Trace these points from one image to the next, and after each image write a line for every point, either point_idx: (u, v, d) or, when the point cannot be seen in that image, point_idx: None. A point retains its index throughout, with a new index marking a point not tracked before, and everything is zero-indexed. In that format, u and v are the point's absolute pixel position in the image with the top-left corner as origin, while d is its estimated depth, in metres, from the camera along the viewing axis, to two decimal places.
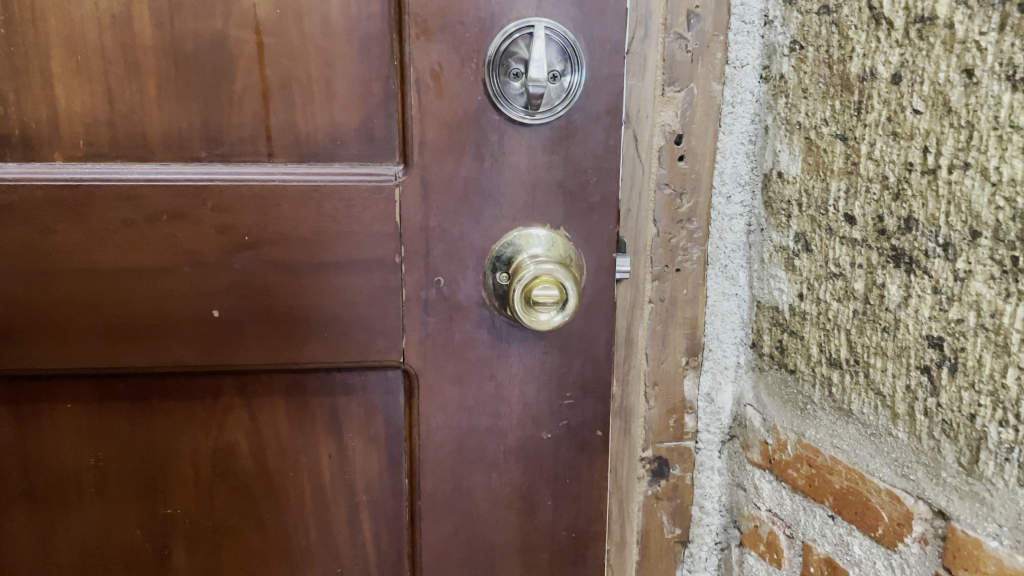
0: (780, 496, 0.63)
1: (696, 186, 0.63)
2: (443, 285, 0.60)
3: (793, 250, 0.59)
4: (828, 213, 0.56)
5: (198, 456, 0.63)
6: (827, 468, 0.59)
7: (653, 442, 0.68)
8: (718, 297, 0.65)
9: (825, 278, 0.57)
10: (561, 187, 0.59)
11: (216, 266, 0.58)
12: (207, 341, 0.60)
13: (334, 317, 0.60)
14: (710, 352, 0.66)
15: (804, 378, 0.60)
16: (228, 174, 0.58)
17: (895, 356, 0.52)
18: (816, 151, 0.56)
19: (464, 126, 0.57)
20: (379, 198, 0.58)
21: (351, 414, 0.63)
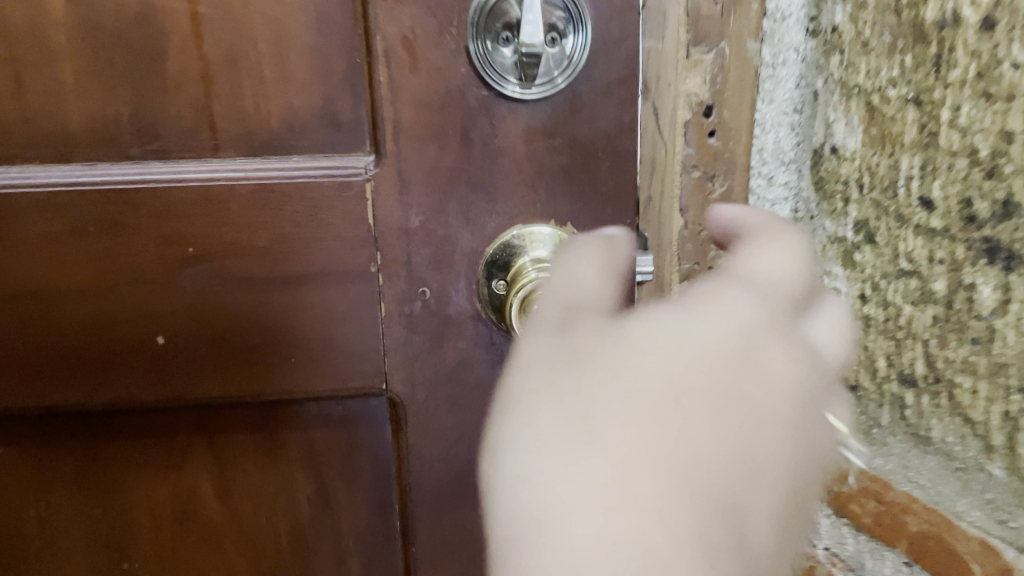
0: (841, 535, 0.52)
1: (730, 168, 0.52)
2: (430, 296, 0.50)
3: (853, 242, 0.49)
4: (899, 196, 0.45)
5: (156, 503, 0.54)
6: (900, 506, 0.47)
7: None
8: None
9: (893, 275, 0.46)
10: (567, 174, 0.49)
11: (160, 284, 0.49)
12: (153, 373, 0.50)
13: (301, 339, 0.50)
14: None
15: (869, 396, 0.50)
16: (166, 173, 0.48)
17: (989, 376, 0.42)
18: (880, 120, 0.45)
19: (447, 106, 0.47)
20: (349, 196, 0.48)
21: (331, 450, 0.54)
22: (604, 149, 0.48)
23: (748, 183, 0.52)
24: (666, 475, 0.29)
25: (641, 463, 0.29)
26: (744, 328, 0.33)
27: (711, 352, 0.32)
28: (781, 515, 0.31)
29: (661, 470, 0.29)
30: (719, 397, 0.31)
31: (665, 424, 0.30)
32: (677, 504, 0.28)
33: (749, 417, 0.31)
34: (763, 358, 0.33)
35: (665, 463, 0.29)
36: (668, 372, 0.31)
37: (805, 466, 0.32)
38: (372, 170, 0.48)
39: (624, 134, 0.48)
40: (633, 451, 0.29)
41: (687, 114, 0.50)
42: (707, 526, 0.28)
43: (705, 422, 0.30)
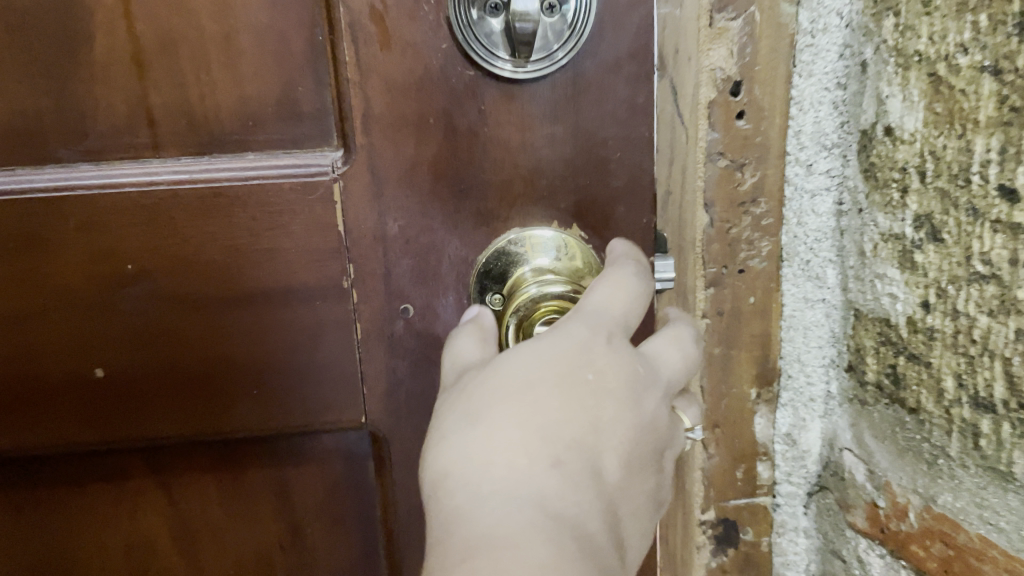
0: None
1: (761, 155, 0.45)
2: (414, 314, 0.43)
3: (913, 240, 0.40)
4: (967, 184, 0.37)
5: (107, 558, 0.47)
6: (974, 551, 0.40)
7: (716, 500, 0.51)
8: (800, 308, 0.47)
9: (964, 279, 0.38)
10: (571, 167, 0.41)
11: (95, 308, 0.41)
12: (92, 412, 0.43)
13: (264, 368, 0.43)
14: (789, 375, 0.49)
15: (934, 423, 0.41)
16: (96, 178, 0.40)
17: None
18: (947, 94, 0.37)
19: (426, 91, 0.40)
20: (314, 199, 0.41)
21: (306, 495, 0.46)
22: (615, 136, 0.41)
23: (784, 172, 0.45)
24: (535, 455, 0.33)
25: (517, 451, 0.33)
26: (598, 338, 0.36)
27: (569, 356, 0.36)
28: (640, 478, 0.37)
29: (531, 453, 0.33)
30: (578, 394, 0.35)
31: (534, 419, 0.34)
32: (546, 481, 0.33)
33: (607, 407, 0.36)
34: (615, 360, 0.36)
35: (534, 448, 0.33)
36: (536, 376, 0.35)
37: (659, 437, 0.38)
38: (342, 169, 0.41)
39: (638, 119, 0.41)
40: (514, 449, 0.33)
41: (712, 93, 0.43)
42: (573, 491, 0.33)
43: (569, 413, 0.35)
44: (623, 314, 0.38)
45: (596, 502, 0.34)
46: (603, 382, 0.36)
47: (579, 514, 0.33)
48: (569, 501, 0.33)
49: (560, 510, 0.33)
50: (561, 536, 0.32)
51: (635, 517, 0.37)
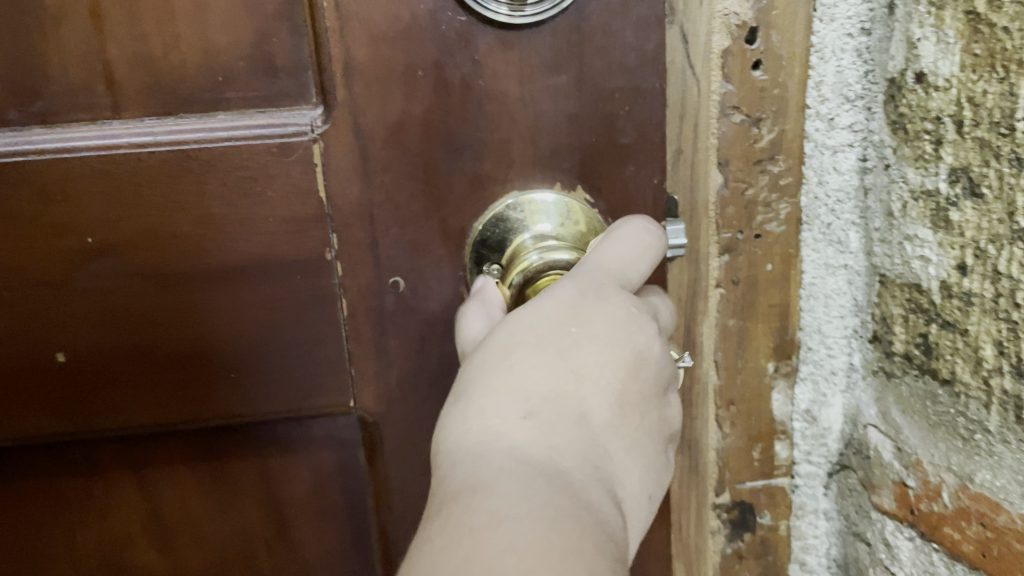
0: (931, 564, 0.40)
1: (779, 108, 0.38)
2: (404, 288, 0.39)
3: (948, 197, 0.35)
4: (1006, 133, 0.32)
5: (76, 558, 0.44)
6: (1013, 532, 0.36)
7: (730, 483, 0.45)
8: (822, 275, 0.42)
9: (1005, 237, 0.33)
10: (573, 123, 0.38)
11: (58, 288, 0.38)
12: (55, 400, 0.39)
13: (242, 349, 0.39)
14: (813, 348, 0.44)
15: (970, 395, 0.37)
16: (51, 141, 0.37)
17: None
18: (986, 33, 0.32)
19: (414, 39, 0.36)
20: (292, 163, 0.37)
21: (291, 484, 0.43)
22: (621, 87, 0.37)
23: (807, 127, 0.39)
24: (514, 413, 0.29)
25: (493, 410, 0.29)
26: (584, 291, 0.32)
27: (552, 311, 0.32)
28: (641, 430, 0.32)
29: (510, 411, 0.29)
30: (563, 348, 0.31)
31: (514, 378, 0.30)
32: (531, 439, 0.28)
33: (597, 358, 0.31)
34: (607, 311, 0.32)
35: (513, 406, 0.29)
36: (516, 338, 0.31)
37: (660, 384, 0.34)
38: (323, 128, 0.37)
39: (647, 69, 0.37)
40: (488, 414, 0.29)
41: (727, 41, 0.37)
42: (560, 447, 0.29)
43: (554, 368, 0.30)
44: (621, 270, 0.34)
45: (590, 457, 0.29)
46: (591, 334, 0.31)
47: (569, 466, 0.28)
48: (558, 457, 0.28)
49: (548, 464, 0.28)
50: (551, 489, 0.27)
51: (643, 472, 0.32)
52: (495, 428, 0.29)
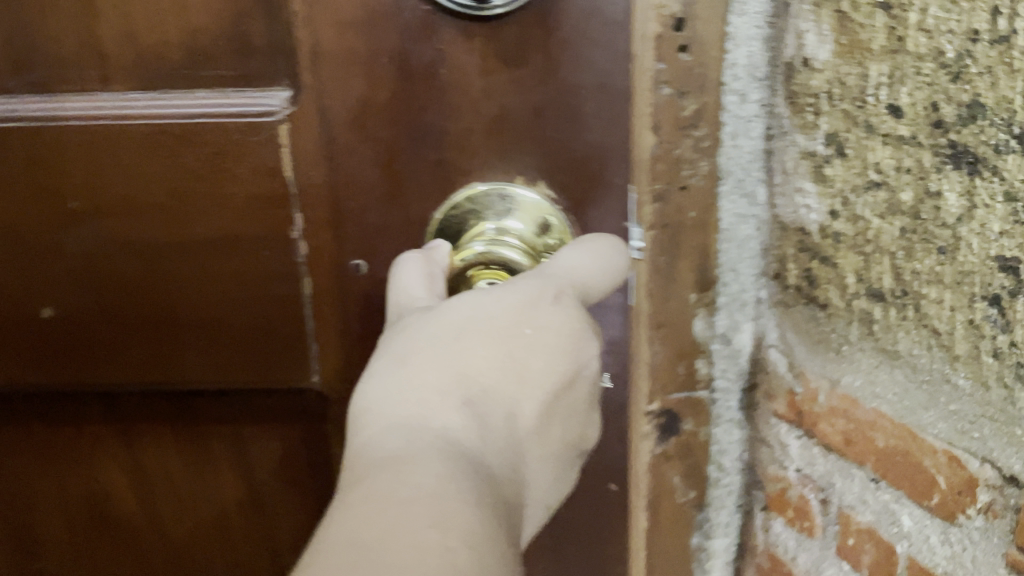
0: (811, 457, 0.45)
1: (701, 84, 0.40)
2: (365, 270, 0.43)
3: (824, 156, 0.39)
4: (874, 100, 0.35)
5: (68, 498, 0.50)
6: (869, 423, 0.41)
7: (659, 394, 0.46)
8: (735, 212, 0.44)
9: (865, 188, 0.37)
10: (530, 111, 0.41)
11: (42, 249, 0.42)
12: (42, 350, 0.44)
13: (210, 318, 0.43)
14: (727, 281, 0.45)
15: (840, 316, 0.41)
16: (44, 110, 0.40)
17: (954, 283, 0.35)
18: (851, 28, 0.35)
19: (377, 31, 0.39)
20: (259, 142, 0.41)
21: (257, 448, 0.47)
22: (578, 79, 0.40)
23: (720, 100, 0.41)
24: (450, 400, 0.37)
25: (436, 387, 0.37)
26: (545, 293, 0.39)
27: (509, 311, 0.39)
28: (551, 425, 0.41)
29: (452, 393, 0.37)
30: (510, 345, 0.39)
31: (462, 359, 0.38)
32: (455, 423, 0.37)
33: (535, 360, 0.39)
34: (561, 318, 0.39)
35: (448, 392, 0.37)
36: (473, 327, 0.39)
37: (581, 391, 0.42)
38: (291, 110, 0.40)
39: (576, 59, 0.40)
40: (432, 384, 0.37)
41: (660, 28, 0.38)
42: (477, 441, 0.37)
43: (492, 363, 0.39)
44: (585, 283, 0.40)
45: (503, 451, 0.39)
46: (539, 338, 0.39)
47: (483, 452, 0.37)
48: (474, 448, 0.37)
49: (466, 449, 0.36)
50: (466, 468, 0.35)
51: (538, 451, 0.41)
52: (430, 408, 0.37)
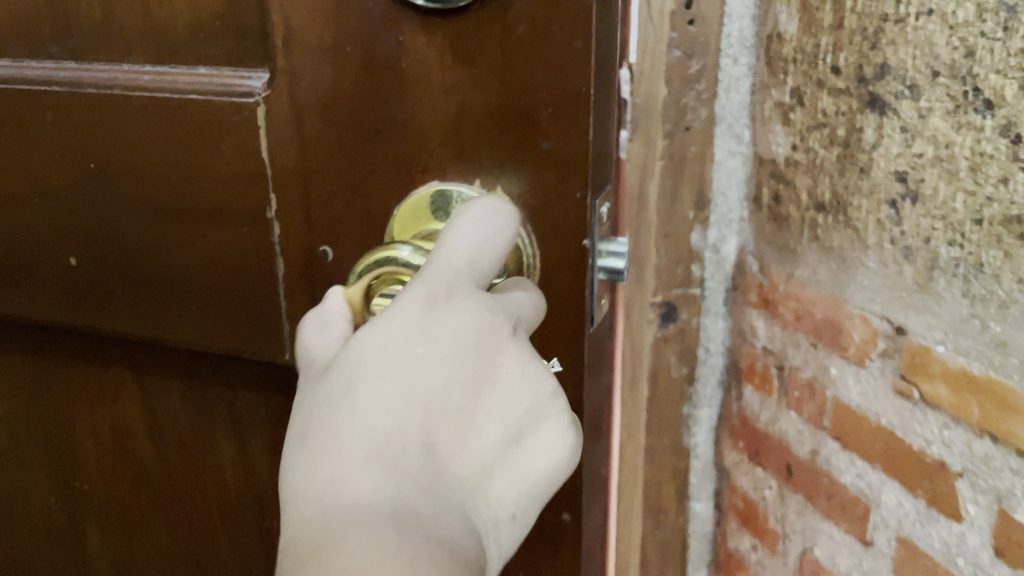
0: (871, 397, 0.32)
1: (706, 44, 0.35)
2: (331, 259, 0.29)
3: (792, 107, 0.34)
4: (838, 77, 0.31)
5: (97, 431, 0.42)
6: (838, 328, 0.33)
7: (659, 291, 0.39)
8: (725, 149, 0.37)
9: (815, 108, 0.33)
10: (496, 111, 0.25)
11: (68, 202, 0.33)
12: (66, 299, 0.35)
13: (195, 286, 0.32)
14: (714, 203, 0.38)
15: (796, 269, 0.35)
16: (73, 75, 0.31)
17: (879, 195, 0.30)
18: None
19: (345, 10, 0.25)
20: (241, 124, 0.28)
21: (255, 418, 0.38)
22: (532, 82, 0.25)
23: (716, 62, 0.36)
24: (355, 453, 0.21)
25: (334, 457, 0.21)
26: (431, 299, 0.22)
27: (393, 332, 0.22)
28: (501, 475, 0.23)
29: (347, 452, 0.21)
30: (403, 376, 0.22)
31: (336, 427, 0.22)
32: (376, 492, 0.21)
33: (448, 380, 0.22)
34: (466, 320, 0.22)
35: (357, 441, 0.21)
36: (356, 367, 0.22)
37: (541, 409, 0.24)
38: (272, 102, 0.27)
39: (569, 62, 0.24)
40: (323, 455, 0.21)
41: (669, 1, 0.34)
42: (413, 481, 0.21)
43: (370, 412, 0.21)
44: (479, 265, 0.23)
45: (441, 493, 0.22)
46: (444, 354, 0.22)
47: (421, 505, 0.21)
48: (405, 496, 0.21)
49: (402, 514, 0.20)
50: (412, 528, 0.20)
51: (488, 480, 0.23)
52: (349, 468, 0.21)
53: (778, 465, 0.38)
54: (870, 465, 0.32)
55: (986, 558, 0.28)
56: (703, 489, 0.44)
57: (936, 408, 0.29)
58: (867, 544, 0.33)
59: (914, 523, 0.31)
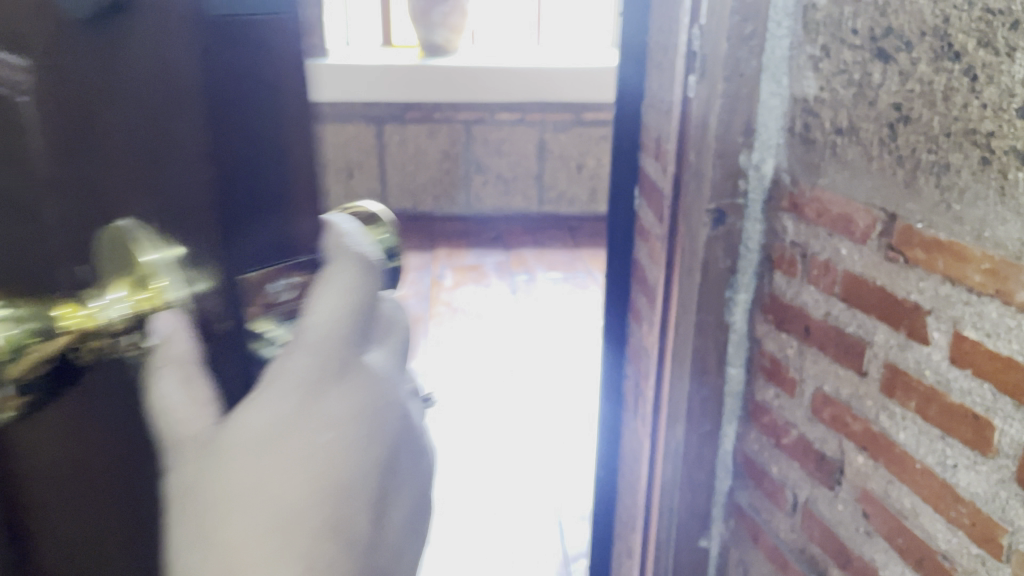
0: (870, 264, 0.45)
1: (756, 11, 0.48)
2: None
3: (822, 59, 0.47)
4: (856, 37, 0.44)
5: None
6: (848, 217, 0.46)
7: (713, 199, 0.52)
8: (769, 91, 0.50)
9: (840, 59, 0.45)
10: (142, 141, 0.23)
11: None
12: None
13: None
14: (758, 132, 0.51)
15: (821, 178, 0.48)
16: None
17: (883, 119, 0.43)
18: None
19: None
20: None
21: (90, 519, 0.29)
22: (178, 132, 0.23)
23: (766, 25, 0.49)
24: (255, 535, 0.27)
25: (232, 546, 0.27)
26: (314, 376, 0.28)
27: (261, 415, 0.27)
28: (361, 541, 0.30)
29: (252, 533, 0.27)
30: (284, 462, 0.28)
31: (231, 544, 0.27)
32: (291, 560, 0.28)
33: (308, 461, 0.29)
34: (337, 400, 0.29)
35: (252, 522, 0.27)
36: (235, 458, 0.27)
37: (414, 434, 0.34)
38: None
39: (66, 142, 0.22)
40: (218, 542, 0.27)
41: None
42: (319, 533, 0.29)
43: (253, 520, 0.27)
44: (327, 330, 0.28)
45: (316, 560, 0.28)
46: (328, 433, 0.29)
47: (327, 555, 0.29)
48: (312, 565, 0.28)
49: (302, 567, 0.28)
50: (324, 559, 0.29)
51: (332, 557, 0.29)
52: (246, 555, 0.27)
53: (799, 327, 0.51)
54: (867, 316, 0.46)
55: (945, 366, 0.41)
56: (738, 357, 0.57)
57: (914, 267, 0.42)
58: (863, 374, 0.46)
59: (896, 351, 0.44)
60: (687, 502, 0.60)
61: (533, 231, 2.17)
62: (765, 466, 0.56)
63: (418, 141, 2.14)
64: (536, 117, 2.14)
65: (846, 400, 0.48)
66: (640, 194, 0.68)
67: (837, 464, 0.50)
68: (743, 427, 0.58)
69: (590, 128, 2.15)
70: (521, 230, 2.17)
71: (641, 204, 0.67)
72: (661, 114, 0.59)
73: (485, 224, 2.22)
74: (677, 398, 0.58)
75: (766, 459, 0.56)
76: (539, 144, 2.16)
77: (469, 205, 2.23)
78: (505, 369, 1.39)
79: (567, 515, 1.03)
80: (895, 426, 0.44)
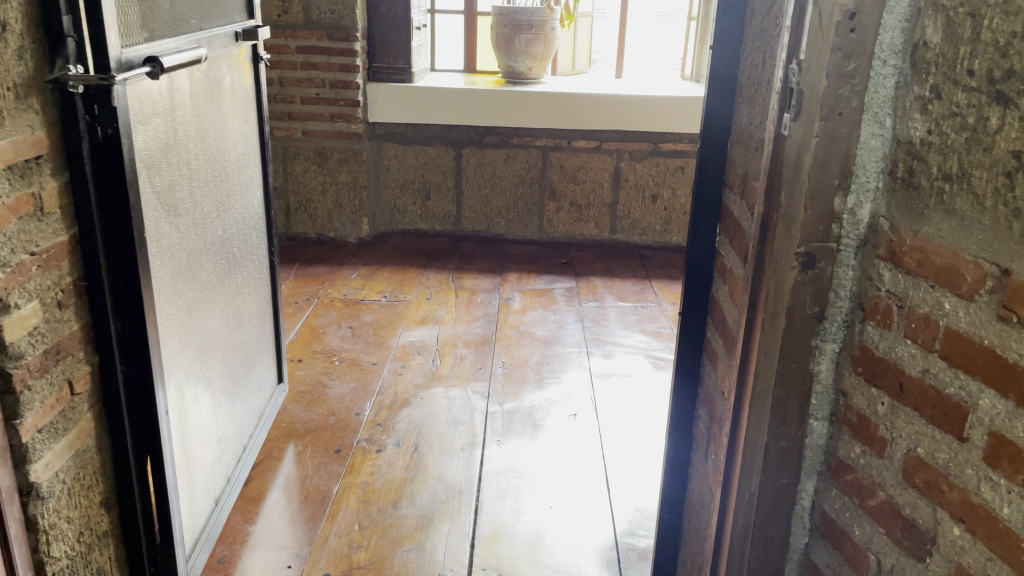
0: (977, 320, 0.42)
1: (861, 49, 0.46)
2: None
3: (932, 100, 0.44)
4: (971, 78, 0.41)
5: None
6: (954, 268, 0.43)
7: (805, 241, 0.49)
8: (869, 131, 0.47)
9: (953, 101, 0.42)
10: None
11: None
12: None
13: None
14: (855, 174, 0.48)
15: (925, 225, 0.45)
16: None
17: (1000, 166, 0.40)
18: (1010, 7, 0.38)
19: None
20: None
21: None
22: None
23: (871, 64, 0.46)
24: None
25: None
26: None
27: None
28: None
29: None
30: None
31: None
32: None
33: None
34: None
35: None
36: None
37: None
38: None
39: None
40: None
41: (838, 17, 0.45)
42: None
43: None
44: None
45: None
46: None
47: None
48: None
49: None
50: None
51: None
52: None
53: (892, 383, 0.48)
54: (971, 377, 0.42)
55: None
56: (823, 410, 0.53)
57: None
58: (963, 440, 0.43)
59: (1003, 419, 0.40)
60: (759, 557, 0.57)
61: (605, 258, 2.13)
62: (846, 527, 0.53)
63: (495, 165, 2.15)
64: (613, 145, 2.11)
65: (941, 465, 0.45)
66: (722, 231, 0.65)
67: (929, 533, 0.46)
68: (823, 483, 0.55)
69: (668, 158, 2.12)
70: (593, 257, 2.14)
71: (722, 242, 0.65)
72: (750, 150, 0.57)
73: (556, 249, 2.21)
74: (754, 446, 0.55)
75: (847, 520, 0.53)
76: (616, 171, 2.14)
77: (541, 230, 2.22)
78: (573, 398, 1.37)
79: (628, 553, 0.99)
80: (998, 501, 0.41)
